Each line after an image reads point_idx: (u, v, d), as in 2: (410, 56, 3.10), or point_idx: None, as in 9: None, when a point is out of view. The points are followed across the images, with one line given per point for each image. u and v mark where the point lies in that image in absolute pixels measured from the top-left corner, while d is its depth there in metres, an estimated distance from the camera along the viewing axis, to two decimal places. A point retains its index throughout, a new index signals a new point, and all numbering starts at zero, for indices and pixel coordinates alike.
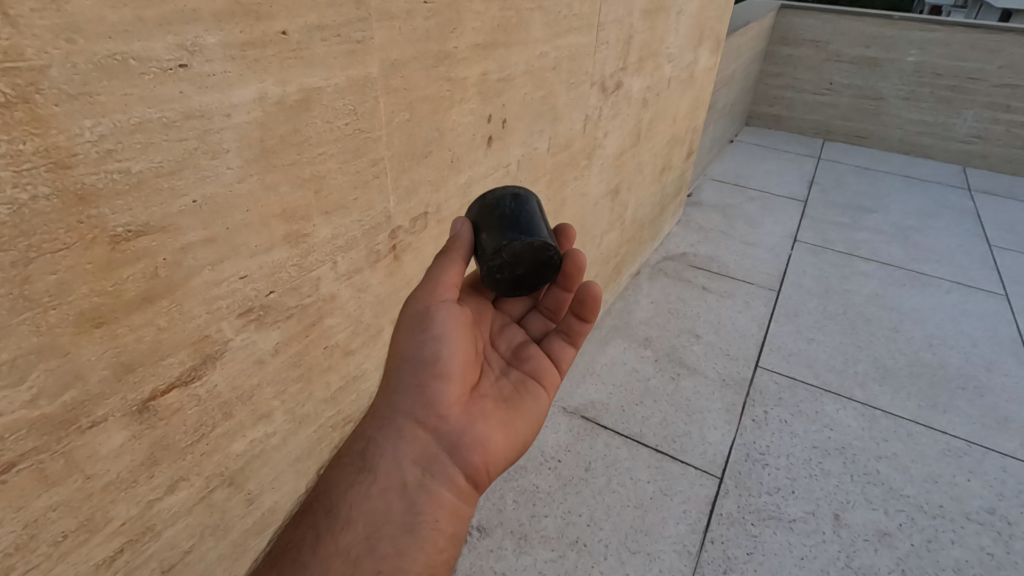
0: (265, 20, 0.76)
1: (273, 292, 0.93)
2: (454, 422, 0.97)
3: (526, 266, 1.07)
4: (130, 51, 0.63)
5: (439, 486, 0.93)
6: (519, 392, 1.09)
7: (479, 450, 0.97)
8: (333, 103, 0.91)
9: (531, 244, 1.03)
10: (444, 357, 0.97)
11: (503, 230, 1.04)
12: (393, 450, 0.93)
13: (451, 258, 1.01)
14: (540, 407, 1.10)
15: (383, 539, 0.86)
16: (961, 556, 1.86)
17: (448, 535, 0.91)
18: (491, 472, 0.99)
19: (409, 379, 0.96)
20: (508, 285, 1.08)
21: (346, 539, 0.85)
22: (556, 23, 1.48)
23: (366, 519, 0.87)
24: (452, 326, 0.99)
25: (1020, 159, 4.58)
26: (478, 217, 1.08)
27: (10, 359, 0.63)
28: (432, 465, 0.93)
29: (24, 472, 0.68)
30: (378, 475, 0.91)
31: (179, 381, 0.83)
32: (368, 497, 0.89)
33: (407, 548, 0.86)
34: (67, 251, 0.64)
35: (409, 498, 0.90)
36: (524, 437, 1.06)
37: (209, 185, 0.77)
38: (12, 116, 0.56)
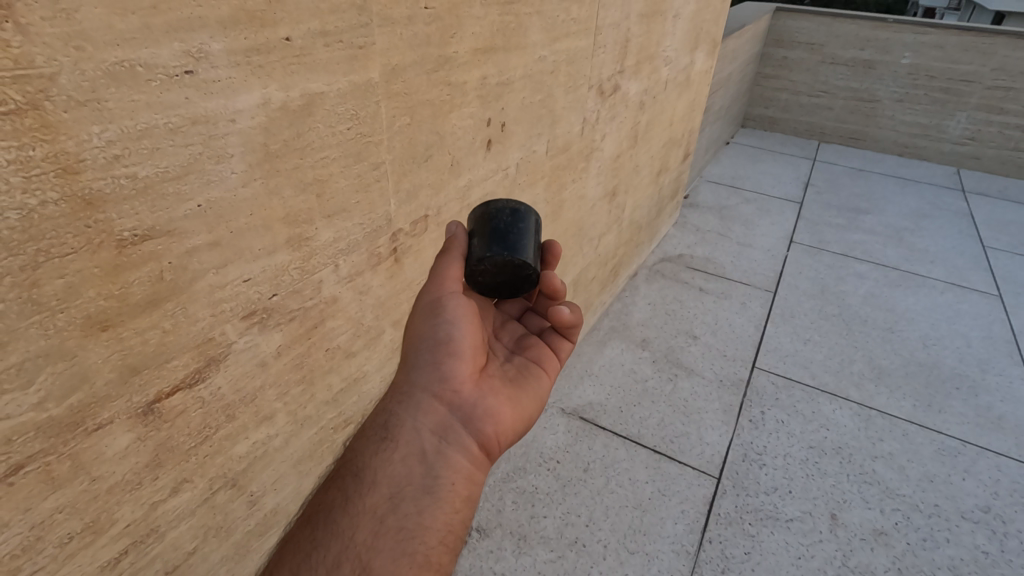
0: (268, 27, 0.77)
1: (276, 295, 0.94)
2: (468, 394, 1.00)
3: (505, 278, 1.06)
4: (137, 58, 0.64)
5: (455, 454, 0.95)
6: (524, 374, 1.11)
7: (491, 419, 1.00)
8: (336, 109, 0.92)
9: (511, 262, 1.02)
10: (457, 336, 1.01)
11: (490, 240, 1.04)
12: (413, 419, 0.95)
13: (451, 254, 1.05)
14: (542, 389, 1.12)
15: (406, 500, 0.88)
16: (956, 554, 1.88)
17: (465, 497, 0.93)
18: (502, 443, 1.02)
19: (425, 355, 0.99)
20: (487, 291, 1.08)
21: (371, 501, 0.87)
22: (555, 27, 1.49)
23: (389, 482, 0.89)
24: (464, 309, 1.02)
25: (1014, 161, 4.62)
26: (476, 223, 1.09)
27: (18, 363, 0.64)
28: (448, 433, 0.96)
29: (31, 474, 0.69)
30: (399, 442, 0.93)
31: (184, 384, 0.83)
32: (391, 462, 0.91)
33: (429, 507, 0.88)
34: (74, 256, 0.65)
35: (429, 462, 0.93)
36: (531, 413, 1.08)
37: (214, 189, 0.78)
38: (21, 123, 0.57)
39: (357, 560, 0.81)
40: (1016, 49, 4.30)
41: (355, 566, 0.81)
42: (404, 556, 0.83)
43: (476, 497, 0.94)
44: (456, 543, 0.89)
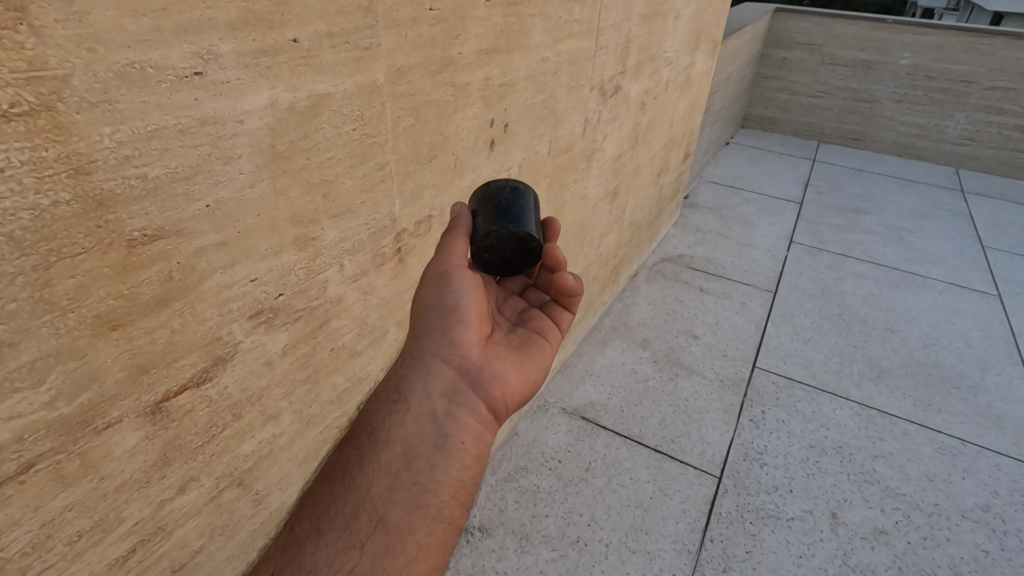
0: (276, 29, 0.78)
1: (283, 294, 0.95)
2: (475, 359, 1.01)
3: (510, 253, 1.08)
4: (147, 60, 0.64)
5: (465, 415, 0.96)
6: (529, 342, 1.12)
7: (498, 382, 1.02)
8: (342, 109, 0.93)
9: (516, 234, 1.05)
10: (465, 304, 1.01)
11: (492, 217, 1.06)
12: (423, 382, 0.96)
13: (455, 232, 1.05)
14: (547, 355, 1.13)
15: (418, 457, 0.90)
16: (956, 553, 1.89)
17: (475, 456, 0.94)
18: (509, 405, 1.03)
19: (433, 322, 1.00)
20: (492, 267, 1.11)
21: (385, 458, 0.89)
22: (558, 28, 1.50)
23: (402, 440, 0.91)
24: (471, 279, 1.03)
25: (1013, 161, 4.63)
26: (478, 204, 1.11)
27: (30, 362, 0.64)
28: (458, 395, 0.97)
29: (41, 473, 0.69)
30: (410, 403, 0.94)
31: (191, 383, 0.84)
32: (403, 423, 0.93)
33: (441, 463, 0.90)
34: (85, 255, 0.65)
35: (441, 422, 0.94)
36: (536, 377, 1.09)
37: (222, 190, 0.78)
38: (34, 124, 0.57)
39: (374, 514, 0.84)
40: (1015, 50, 4.31)
41: (371, 519, 0.83)
42: (418, 510, 0.85)
43: (485, 455, 0.96)
44: (468, 498, 0.91)
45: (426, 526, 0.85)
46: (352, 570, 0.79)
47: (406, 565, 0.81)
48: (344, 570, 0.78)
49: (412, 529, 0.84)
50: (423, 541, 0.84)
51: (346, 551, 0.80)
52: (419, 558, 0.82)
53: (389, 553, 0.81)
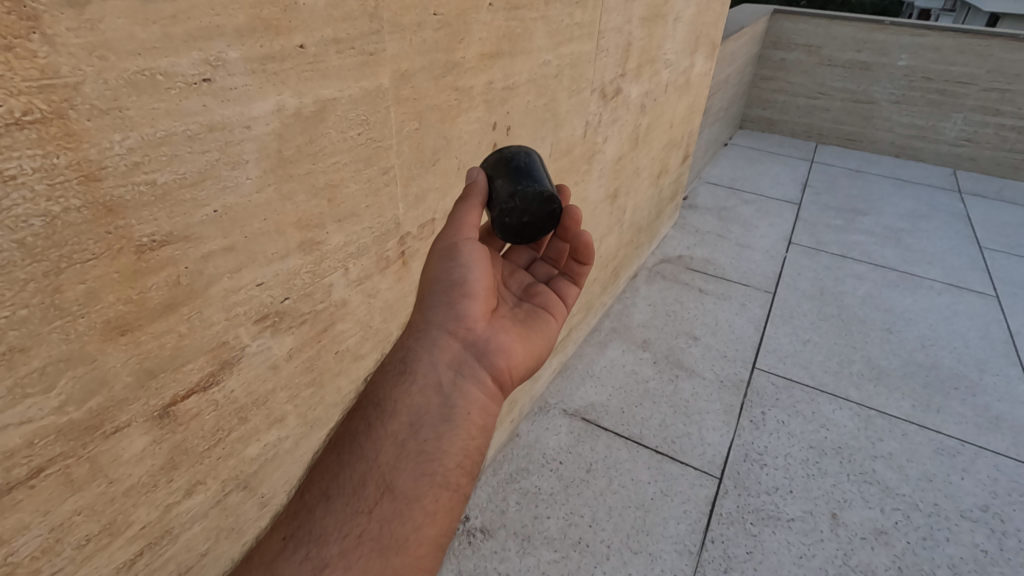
0: (283, 35, 0.78)
1: (288, 298, 0.95)
2: (480, 331, 1.02)
3: (532, 216, 1.08)
4: (157, 67, 0.65)
5: (470, 386, 0.97)
6: (533, 316, 1.14)
7: (502, 354, 1.02)
8: (347, 115, 0.93)
9: (540, 193, 1.05)
10: (472, 277, 1.02)
11: (513, 179, 1.06)
12: (429, 353, 0.97)
13: (470, 200, 1.04)
14: (551, 329, 1.14)
15: (425, 426, 0.90)
16: (955, 553, 1.90)
17: (481, 426, 0.94)
18: (514, 378, 1.04)
19: (439, 294, 1.00)
20: (512, 234, 1.09)
21: (392, 428, 0.89)
22: (559, 32, 1.51)
23: (409, 411, 0.91)
24: (479, 252, 1.03)
25: (1010, 162, 4.66)
26: (493, 169, 1.11)
27: (40, 367, 0.64)
28: (463, 366, 0.98)
29: (51, 477, 0.70)
30: (417, 373, 0.94)
31: (198, 387, 0.84)
32: (410, 394, 0.92)
33: (447, 433, 0.90)
34: (95, 261, 0.66)
35: (447, 393, 0.94)
36: (541, 350, 1.11)
37: (230, 195, 0.79)
38: (46, 131, 0.58)
39: (381, 481, 0.84)
40: (1011, 52, 4.34)
41: (379, 486, 0.84)
42: (424, 478, 0.86)
43: (491, 424, 0.96)
44: (474, 467, 0.91)
45: (432, 494, 0.85)
46: (360, 536, 0.80)
47: (414, 531, 0.82)
48: (353, 536, 0.80)
49: (419, 497, 0.84)
50: (430, 508, 0.84)
51: (354, 518, 0.81)
52: (425, 525, 0.83)
53: (397, 519, 0.82)
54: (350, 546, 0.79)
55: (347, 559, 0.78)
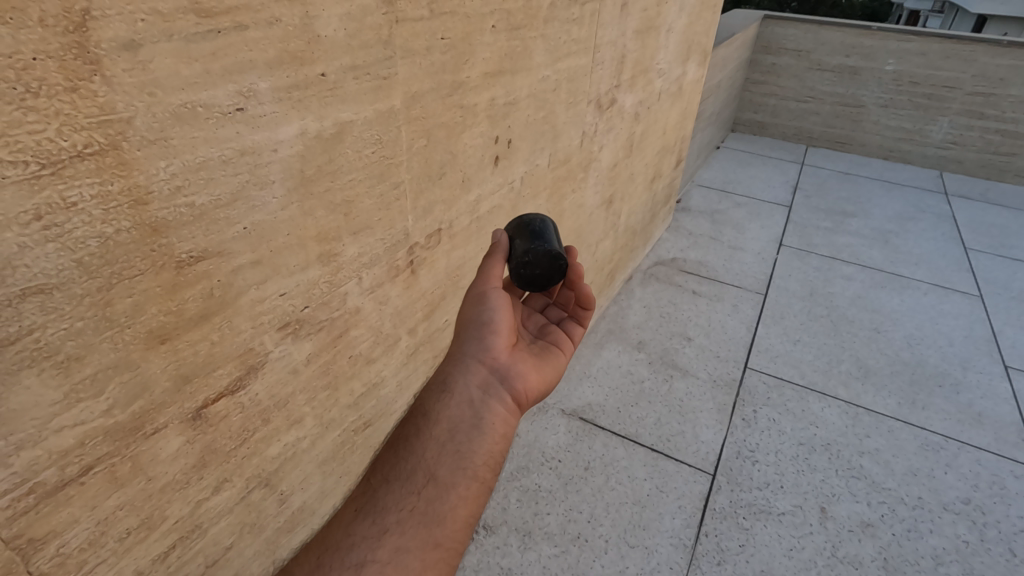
0: (307, 65, 0.84)
1: (307, 307, 1.01)
2: (505, 360, 1.09)
3: (543, 269, 1.18)
4: (198, 100, 0.71)
5: (496, 404, 1.04)
6: (548, 351, 1.20)
7: (522, 378, 1.09)
8: (362, 135, 1.00)
9: (550, 251, 1.16)
10: (499, 318, 1.11)
11: (526, 238, 1.19)
12: (462, 376, 1.05)
13: (495, 255, 1.18)
14: (562, 362, 1.21)
15: (460, 432, 1.00)
16: (938, 543, 1.99)
17: (504, 434, 1.03)
18: (530, 399, 1.11)
19: (472, 332, 1.10)
20: (524, 284, 1.19)
21: (435, 432, 1.00)
22: (558, 48, 1.58)
23: (448, 419, 1.01)
24: (504, 297, 1.14)
25: (994, 164, 4.77)
26: (514, 231, 1.23)
27: (92, 374, 0.70)
28: (490, 387, 1.06)
29: (98, 475, 0.76)
30: (455, 391, 1.04)
31: (227, 391, 0.91)
32: (449, 405, 1.02)
33: (477, 438, 1.00)
34: (141, 276, 0.72)
35: (477, 406, 1.03)
36: (553, 379, 1.17)
37: (258, 213, 0.85)
38: (103, 162, 0.64)
39: (427, 471, 0.95)
40: (995, 57, 4.45)
41: (425, 475, 0.95)
42: (459, 470, 0.96)
43: (514, 434, 1.04)
44: (498, 466, 1.00)
45: (465, 483, 0.95)
46: (411, 510, 0.92)
47: (451, 511, 0.93)
48: (406, 510, 0.91)
49: (455, 485, 0.94)
50: (463, 494, 0.94)
51: (407, 496, 0.93)
52: (459, 506, 0.93)
53: (439, 500, 0.93)
54: (404, 518, 0.91)
55: (401, 527, 0.90)
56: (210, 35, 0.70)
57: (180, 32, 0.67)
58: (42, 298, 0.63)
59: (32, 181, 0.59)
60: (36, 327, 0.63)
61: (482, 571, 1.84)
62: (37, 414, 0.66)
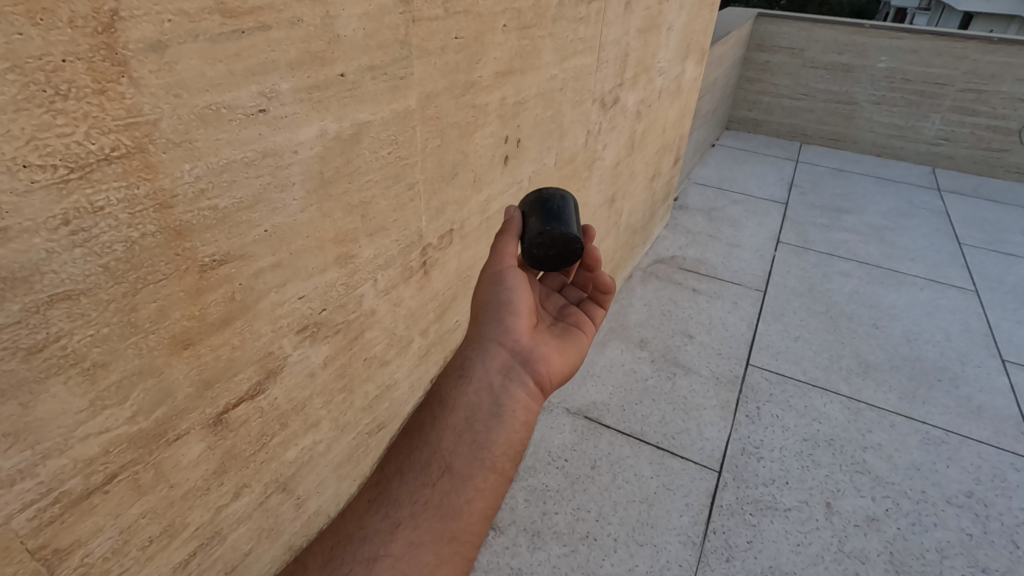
0: (328, 65, 0.83)
1: (325, 309, 1.00)
2: (526, 342, 1.10)
3: (558, 251, 1.18)
4: (222, 102, 0.70)
5: (516, 388, 1.05)
6: (567, 332, 1.20)
7: (544, 361, 1.09)
8: (379, 135, 0.99)
9: (567, 235, 1.16)
10: (517, 299, 1.12)
11: (540, 218, 1.18)
12: (482, 360, 1.06)
13: (508, 233, 1.18)
14: (583, 343, 1.21)
15: (478, 420, 0.99)
16: (943, 537, 2.00)
17: (525, 421, 1.03)
18: (553, 382, 1.11)
19: (490, 313, 1.11)
20: (535, 264, 1.20)
21: (451, 420, 0.99)
22: (564, 47, 1.57)
23: (465, 407, 1.01)
24: (521, 277, 1.14)
25: (986, 160, 4.82)
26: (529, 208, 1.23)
27: (117, 381, 0.69)
28: (511, 371, 1.06)
29: (122, 482, 0.75)
30: (473, 377, 1.04)
31: (247, 396, 0.90)
32: (466, 393, 1.02)
33: (496, 427, 0.99)
34: (165, 281, 0.71)
35: (497, 393, 1.03)
36: (575, 361, 1.18)
37: (279, 215, 0.84)
38: (130, 165, 0.62)
39: (442, 462, 0.94)
40: (986, 54, 4.50)
41: (440, 466, 0.94)
42: (477, 461, 0.95)
43: (535, 420, 1.04)
44: (518, 454, 1.00)
45: (482, 474, 0.94)
46: (425, 503, 0.91)
47: (467, 503, 0.92)
48: (421, 502, 0.91)
49: (471, 476, 0.93)
50: (480, 485, 0.93)
51: (421, 489, 0.92)
52: (476, 499, 0.93)
53: (454, 493, 0.92)
54: (418, 511, 0.90)
55: (415, 521, 0.89)
56: (235, 36, 0.69)
57: (205, 33, 0.66)
58: (69, 304, 0.61)
59: (61, 185, 0.58)
60: (63, 334, 0.62)
61: (492, 572, 1.83)
62: (63, 422, 0.65)
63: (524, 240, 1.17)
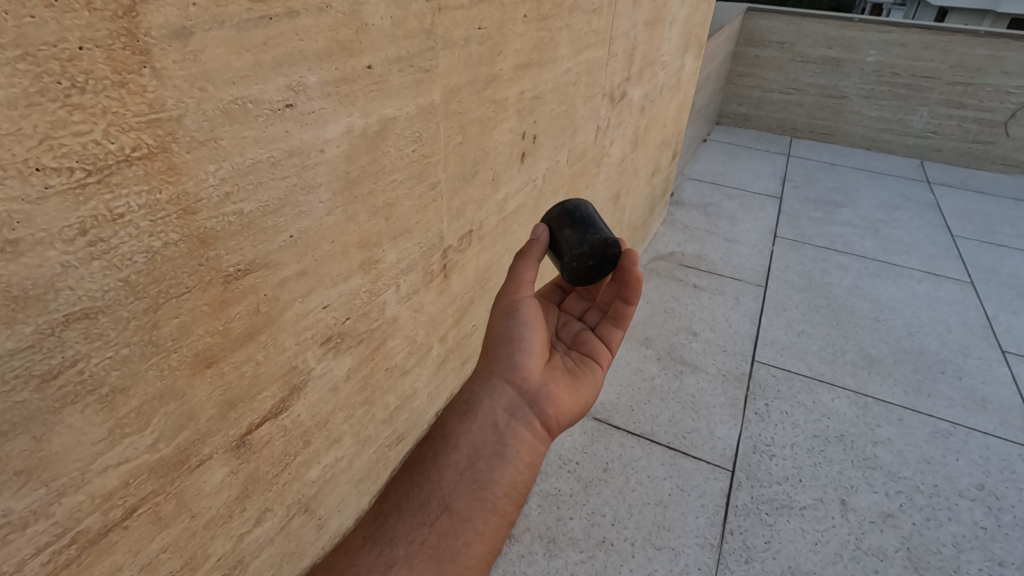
0: (355, 56, 0.77)
1: (349, 319, 0.94)
2: (535, 380, 1.03)
3: (599, 260, 1.16)
4: (248, 95, 0.63)
5: (522, 428, 0.99)
6: (581, 366, 1.13)
7: (552, 402, 1.03)
8: (405, 132, 0.93)
9: (603, 240, 1.14)
10: (531, 335, 1.05)
11: (574, 231, 1.16)
12: (488, 396, 1.00)
13: (529, 255, 1.12)
14: (598, 378, 1.14)
15: (481, 459, 0.95)
16: (958, 531, 1.98)
17: (530, 463, 0.98)
18: (562, 422, 1.05)
19: (503, 348, 1.04)
20: (577, 278, 1.17)
21: (454, 457, 0.95)
22: (579, 39, 1.51)
23: (469, 444, 0.96)
24: (538, 313, 1.07)
25: (973, 153, 4.87)
26: (560, 224, 1.20)
27: (137, 407, 0.62)
28: (517, 410, 1.01)
29: (142, 516, 0.68)
30: (478, 414, 0.99)
31: (270, 414, 0.83)
32: (470, 429, 0.97)
33: (499, 467, 0.95)
34: (188, 294, 0.64)
35: (501, 431, 0.98)
36: (588, 398, 1.11)
37: (304, 219, 0.77)
38: (152, 166, 0.56)
39: (442, 500, 0.90)
40: (973, 47, 4.53)
41: (439, 505, 0.90)
42: (477, 502, 0.91)
43: (541, 462, 0.99)
44: (521, 497, 0.95)
45: (483, 516, 0.90)
46: (422, 544, 0.86)
47: (465, 546, 0.88)
48: (417, 543, 0.86)
49: (472, 518, 0.89)
50: (480, 528, 0.89)
51: (419, 528, 0.87)
52: (475, 542, 0.88)
53: (453, 535, 0.88)
54: (414, 551, 0.85)
55: (410, 561, 0.85)
56: (262, 23, 0.63)
57: (231, 18, 0.59)
58: (86, 325, 0.55)
59: (78, 191, 0.51)
60: (80, 358, 0.55)
61: None
62: (80, 455, 0.58)
63: (563, 260, 1.15)
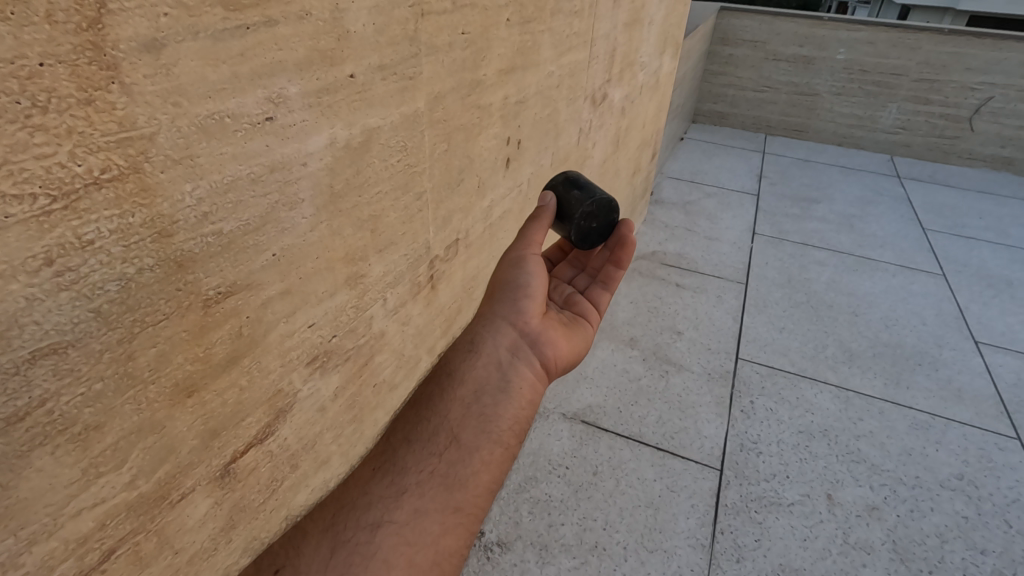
0: (337, 65, 0.74)
1: (335, 336, 0.91)
2: (535, 325, 1.01)
3: (599, 224, 1.24)
4: (226, 110, 0.60)
5: (524, 367, 0.96)
6: (576, 322, 1.11)
7: (551, 346, 1.00)
8: (389, 142, 0.90)
9: (607, 201, 1.22)
10: (536, 282, 1.03)
11: (582, 193, 1.22)
12: (492, 336, 0.97)
13: (540, 220, 1.13)
14: (591, 335, 1.12)
15: (487, 394, 0.91)
16: (940, 522, 2.00)
17: (531, 399, 0.94)
18: (558, 368, 1.02)
19: (507, 292, 1.02)
20: (581, 239, 1.23)
21: (459, 392, 0.91)
22: (561, 42, 1.50)
23: (474, 379, 0.92)
24: (542, 264, 1.06)
25: (940, 148, 4.98)
26: (562, 191, 1.25)
27: (113, 443, 0.58)
28: (519, 350, 0.98)
29: (121, 558, 0.64)
30: (482, 351, 0.95)
31: (256, 440, 0.80)
32: (475, 366, 0.94)
33: (504, 401, 0.91)
34: (166, 321, 0.60)
35: (505, 369, 0.94)
36: (582, 352, 1.08)
37: (287, 236, 0.74)
38: (124, 189, 0.52)
39: (450, 432, 0.86)
40: (939, 45, 4.63)
41: (447, 436, 0.86)
42: (484, 433, 0.87)
43: (541, 401, 0.95)
44: (523, 432, 0.91)
45: (489, 447, 0.86)
46: (432, 472, 0.82)
47: (473, 476, 0.83)
48: (426, 472, 0.82)
49: (479, 448, 0.85)
50: (486, 458, 0.85)
51: (428, 457, 0.84)
52: (481, 471, 0.84)
53: (461, 464, 0.84)
54: (424, 479, 0.82)
55: (421, 488, 0.81)
56: (238, 32, 0.59)
57: (206, 29, 0.56)
58: (55, 360, 0.51)
59: (42, 219, 0.47)
60: (48, 397, 0.51)
61: None
62: (51, 499, 0.54)
63: (572, 219, 1.20)
